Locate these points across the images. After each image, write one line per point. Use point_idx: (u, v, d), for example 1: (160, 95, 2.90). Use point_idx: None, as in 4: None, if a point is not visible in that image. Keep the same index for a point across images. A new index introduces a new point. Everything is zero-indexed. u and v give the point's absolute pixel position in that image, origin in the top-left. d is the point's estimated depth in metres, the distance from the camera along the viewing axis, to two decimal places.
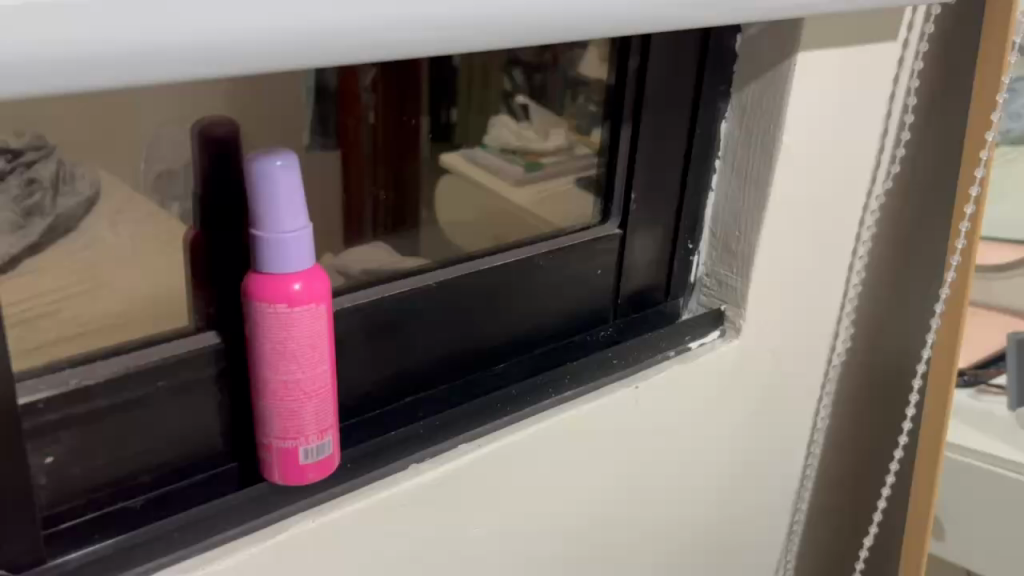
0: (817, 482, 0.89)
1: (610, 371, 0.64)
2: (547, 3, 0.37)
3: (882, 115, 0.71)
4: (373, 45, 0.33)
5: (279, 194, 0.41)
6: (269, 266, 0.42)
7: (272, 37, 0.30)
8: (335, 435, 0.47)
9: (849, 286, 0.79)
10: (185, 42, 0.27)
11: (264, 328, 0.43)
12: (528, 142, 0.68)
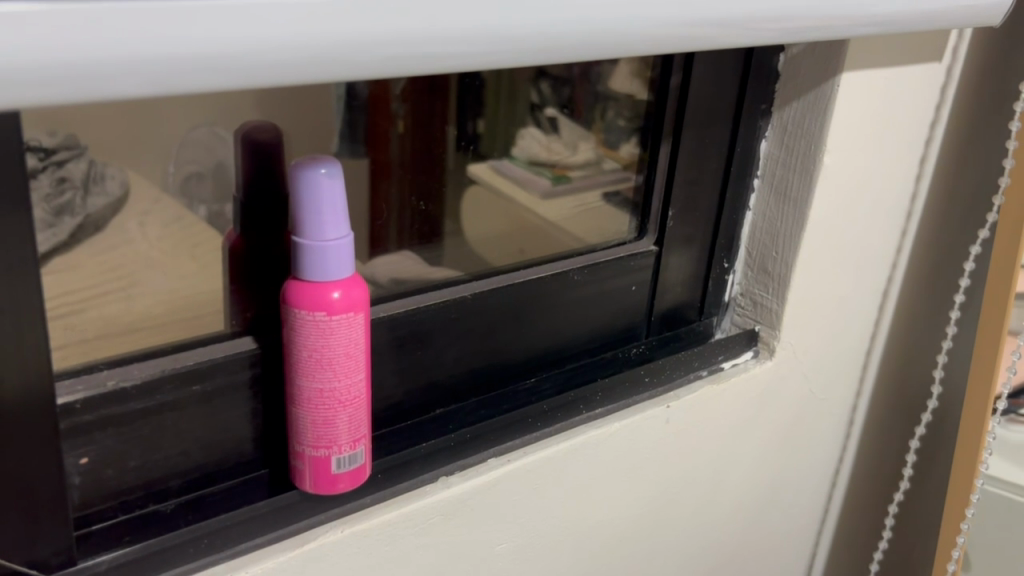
0: (845, 506, 0.87)
1: (642, 389, 0.63)
2: (592, 18, 0.36)
3: (924, 138, 0.70)
4: (413, 66, 0.32)
5: (324, 203, 0.41)
6: (310, 273, 0.42)
7: (310, 52, 0.29)
8: (367, 445, 0.47)
9: (884, 309, 0.77)
10: (228, 50, 0.27)
11: (302, 335, 0.43)
12: (557, 154, 0.71)
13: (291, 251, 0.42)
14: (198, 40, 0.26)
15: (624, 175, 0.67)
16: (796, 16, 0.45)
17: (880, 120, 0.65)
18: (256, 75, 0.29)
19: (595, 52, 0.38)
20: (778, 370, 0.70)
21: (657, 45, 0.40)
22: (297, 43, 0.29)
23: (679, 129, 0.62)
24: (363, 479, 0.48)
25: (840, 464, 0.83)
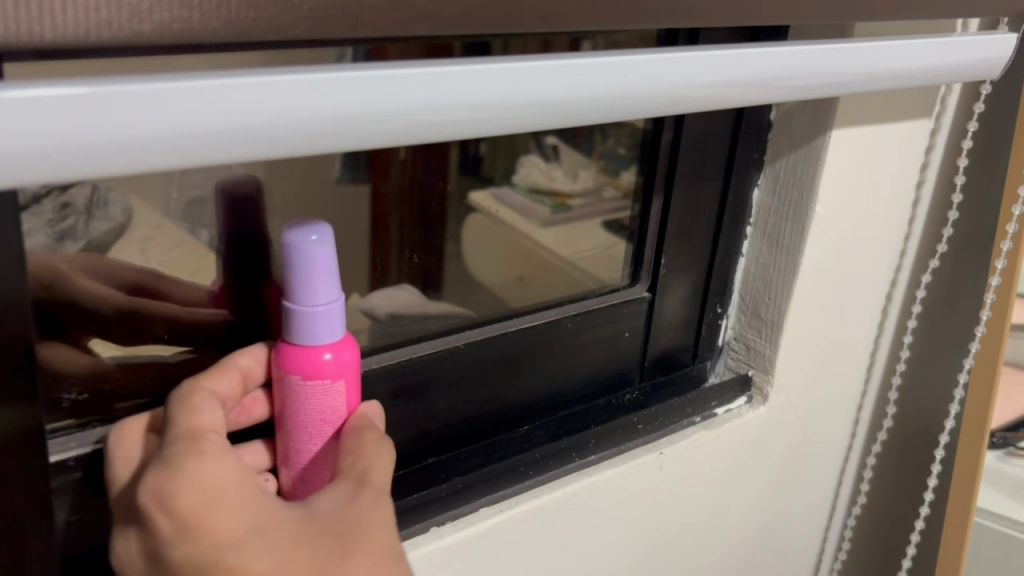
0: (841, 549, 0.87)
1: (635, 436, 0.63)
2: (558, 88, 0.38)
3: (914, 184, 0.70)
4: (366, 139, 0.34)
5: (311, 273, 0.40)
6: (297, 338, 0.42)
7: (274, 128, 0.31)
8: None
9: (878, 350, 0.77)
10: (189, 130, 0.29)
11: (286, 395, 0.44)
12: (555, 182, 0.74)
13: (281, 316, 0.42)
14: (161, 120, 0.28)
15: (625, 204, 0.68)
16: (772, 80, 0.46)
17: (868, 170, 0.65)
18: (224, 151, 0.30)
19: (560, 118, 0.40)
20: (771, 414, 0.70)
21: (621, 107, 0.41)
22: (260, 118, 0.31)
23: (671, 183, 0.63)
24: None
25: (835, 506, 0.83)
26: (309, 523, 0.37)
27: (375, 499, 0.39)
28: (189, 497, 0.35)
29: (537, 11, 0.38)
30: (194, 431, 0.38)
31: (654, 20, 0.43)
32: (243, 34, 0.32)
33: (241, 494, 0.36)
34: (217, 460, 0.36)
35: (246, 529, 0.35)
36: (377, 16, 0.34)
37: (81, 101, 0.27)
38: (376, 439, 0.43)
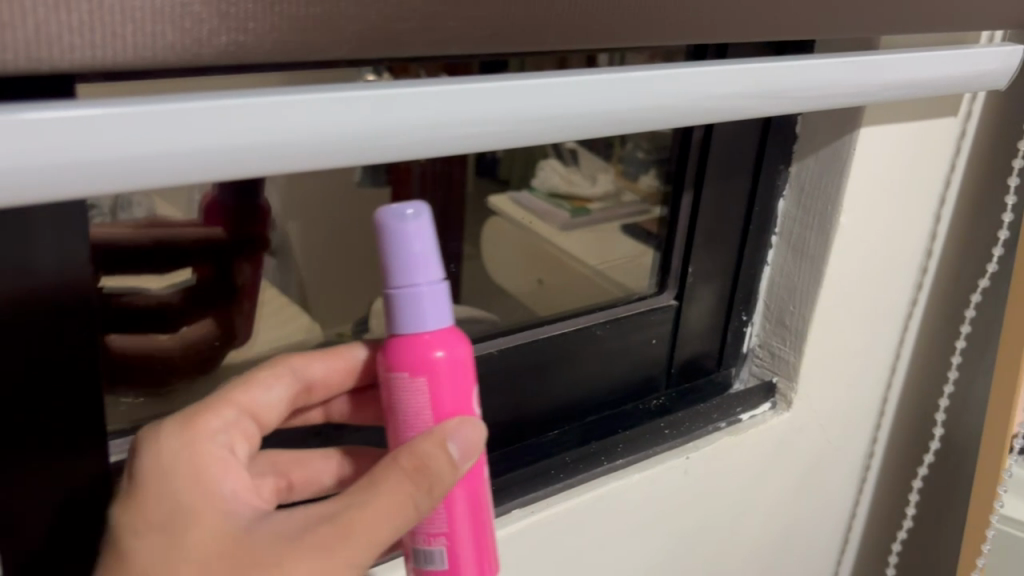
0: (862, 553, 0.88)
1: (661, 440, 0.64)
2: (585, 105, 0.40)
3: (939, 190, 0.70)
4: (404, 153, 0.37)
5: (411, 244, 0.38)
6: (402, 329, 0.39)
7: (320, 141, 0.33)
8: (457, 551, 0.41)
9: (901, 356, 0.78)
10: (241, 144, 0.31)
11: (390, 397, 0.40)
12: (573, 188, 0.84)
13: (384, 308, 0.39)
14: (217, 136, 0.31)
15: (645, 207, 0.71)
16: (782, 85, 0.49)
17: (891, 179, 0.66)
18: (272, 164, 0.33)
19: (590, 129, 0.42)
20: (795, 420, 0.71)
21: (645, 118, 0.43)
22: (306, 132, 0.33)
23: (700, 183, 0.63)
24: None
25: (855, 511, 0.84)
26: (234, 539, 0.36)
27: (317, 546, 0.36)
28: (149, 462, 0.38)
29: (564, 28, 0.39)
30: (227, 399, 0.42)
31: (681, 35, 0.44)
32: (289, 57, 0.33)
33: (179, 486, 0.38)
34: (188, 446, 0.39)
35: (157, 520, 0.37)
36: (417, 37, 0.35)
37: (144, 118, 0.29)
38: (412, 471, 0.38)
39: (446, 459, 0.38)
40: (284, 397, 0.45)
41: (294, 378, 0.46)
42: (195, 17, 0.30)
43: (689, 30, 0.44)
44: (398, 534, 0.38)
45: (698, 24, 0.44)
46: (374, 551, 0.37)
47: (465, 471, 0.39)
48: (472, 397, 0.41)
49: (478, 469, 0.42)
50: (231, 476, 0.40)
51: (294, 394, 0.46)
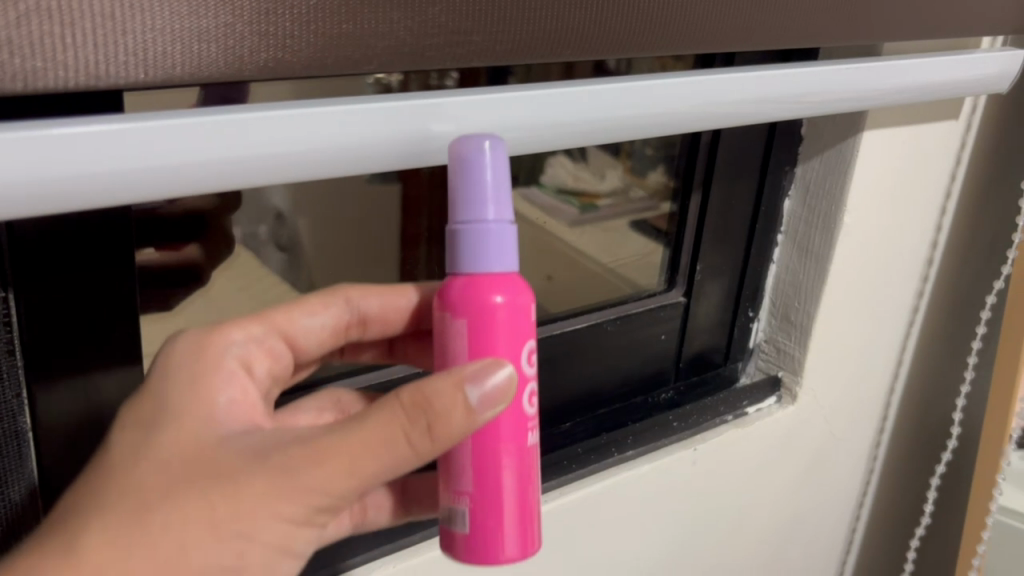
0: (867, 546, 0.89)
1: (669, 433, 0.67)
2: (589, 117, 0.43)
3: (942, 191, 0.73)
4: (421, 163, 0.40)
5: (482, 173, 0.36)
6: (465, 267, 0.36)
7: (342, 149, 0.36)
8: (483, 516, 0.37)
9: (905, 352, 0.80)
10: (270, 153, 0.34)
11: (442, 341, 0.37)
12: (583, 185, 0.77)
13: (447, 243, 0.37)
14: (247, 146, 0.34)
15: (650, 203, 0.73)
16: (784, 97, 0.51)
17: (894, 181, 0.68)
18: (297, 171, 0.36)
19: (597, 135, 0.45)
20: (800, 414, 0.73)
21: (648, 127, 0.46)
22: (329, 143, 0.36)
23: (708, 184, 0.66)
24: (486, 561, 0.38)
25: (861, 504, 0.86)
26: (200, 440, 0.34)
27: (282, 470, 0.33)
28: (161, 359, 0.38)
29: (578, 40, 0.41)
30: (262, 317, 0.43)
31: (691, 45, 0.46)
32: (319, 71, 0.35)
33: (173, 386, 0.37)
34: (199, 354, 0.39)
35: (143, 414, 0.36)
36: (440, 53, 0.37)
37: (184, 129, 0.32)
38: (411, 406, 0.34)
39: (458, 401, 0.34)
40: (328, 326, 0.46)
41: (343, 308, 0.46)
42: (237, 33, 0.32)
43: (696, 43, 0.46)
44: (388, 472, 0.34)
45: (703, 35, 0.46)
46: (351, 486, 0.33)
47: (484, 420, 0.35)
48: (529, 353, 0.38)
49: (525, 433, 0.38)
50: (234, 389, 0.39)
51: (342, 327, 0.46)
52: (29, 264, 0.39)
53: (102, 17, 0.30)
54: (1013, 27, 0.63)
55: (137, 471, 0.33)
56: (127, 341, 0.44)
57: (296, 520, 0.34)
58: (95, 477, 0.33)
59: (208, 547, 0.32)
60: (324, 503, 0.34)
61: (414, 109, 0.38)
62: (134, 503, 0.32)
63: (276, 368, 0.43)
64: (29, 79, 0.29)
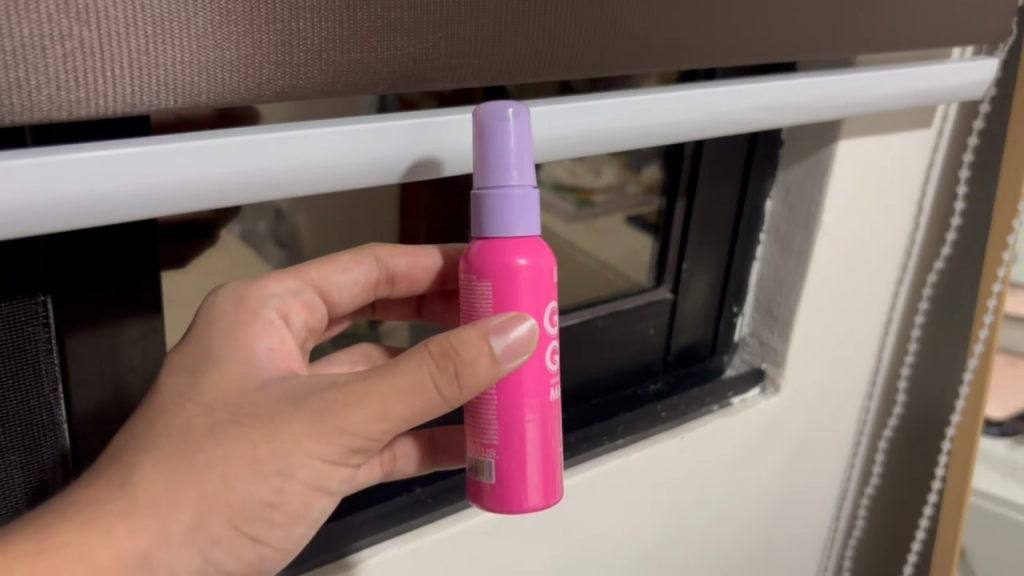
0: (850, 530, 0.92)
1: (659, 422, 0.70)
2: (568, 129, 0.47)
3: (917, 193, 0.76)
4: (416, 175, 0.44)
5: (506, 142, 0.38)
6: (490, 231, 0.39)
7: (345, 164, 0.41)
8: (509, 466, 0.41)
9: (884, 344, 0.84)
10: (278, 168, 0.39)
11: (469, 300, 0.40)
12: (579, 182, 0.75)
13: (473, 208, 0.40)
14: (258, 164, 0.38)
15: (646, 199, 0.75)
16: (750, 104, 0.56)
17: (870, 183, 0.72)
18: (305, 183, 0.40)
19: (577, 147, 0.49)
20: (782, 404, 0.77)
21: (626, 138, 0.51)
22: (332, 159, 0.40)
23: (693, 187, 0.70)
24: (512, 509, 0.42)
25: (844, 492, 0.89)
26: (241, 389, 0.39)
27: (319, 411, 0.37)
28: (207, 309, 0.43)
29: (570, 60, 0.45)
30: (298, 271, 0.47)
31: (674, 63, 0.50)
32: (331, 93, 0.38)
33: (219, 337, 0.42)
34: (242, 306, 0.44)
35: (193, 362, 0.41)
36: (439, 74, 0.41)
37: (198, 151, 0.36)
38: (438, 354, 0.37)
39: (483, 350, 0.37)
40: (359, 282, 0.50)
41: (373, 266, 0.50)
42: (256, 62, 0.36)
43: (676, 57, 0.50)
44: (417, 414, 0.38)
45: (688, 56, 0.50)
46: (384, 426, 0.38)
47: (507, 369, 0.38)
48: (552, 311, 0.40)
49: (547, 386, 0.42)
50: (274, 339, 0.44)
51: (373, 283, 0.50)
52: (67, 275, 0.42)
53: (136, 51, 0.33)
54: (982, 39, 0.67)
55: (172, 437, 0.38)
56: (155, 345, 0.47)
57: (331, 459, 0.38)
58: (151, 417, 0.39)
59: (247, 478, 0.37)
60: (359, 444, 0.38)
61: (409, 128, 0.42)
62: (184, 441, 0.37)
63: (312, 320, 0.48)
64: (73, 106, 0.32)
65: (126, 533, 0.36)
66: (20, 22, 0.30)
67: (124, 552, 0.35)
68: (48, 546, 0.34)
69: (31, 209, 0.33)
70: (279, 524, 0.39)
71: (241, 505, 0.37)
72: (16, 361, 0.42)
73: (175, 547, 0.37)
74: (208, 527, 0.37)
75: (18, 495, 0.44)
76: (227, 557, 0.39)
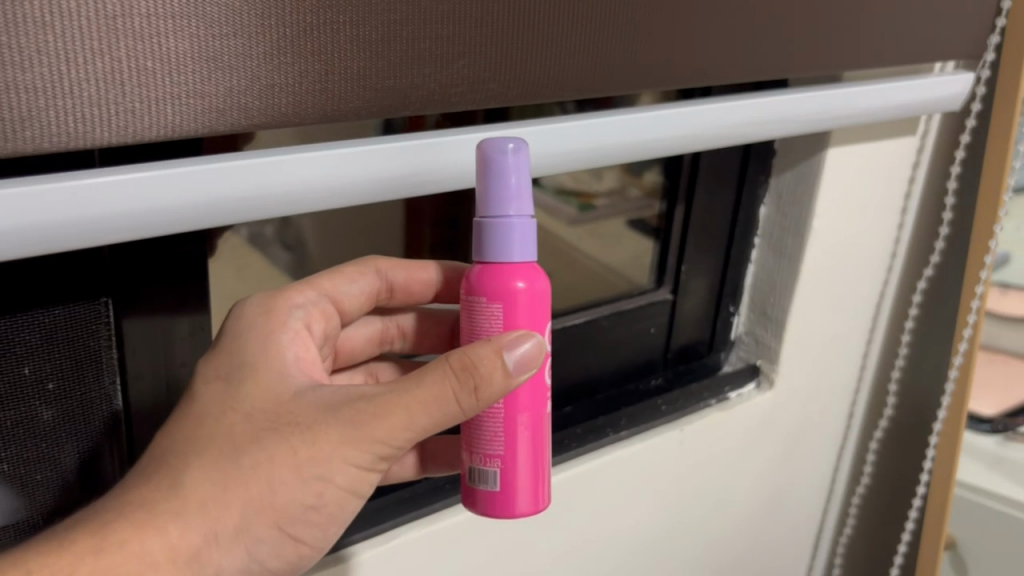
0: (840, 519, 0.97)
1: (660, 415, 0.75)
2: (577, 143, 0.52)
3: (902, 198, 0.81)
4: (434, 188, 0.49)
5: (506, 176, 0.43)
6: (490, 255, 0.43)
7: (372, 179, 0.46)
8: (511, 472, 0.45)
9: (873, 341, 0.88)
10: (314, 182, 0.44)
11: (470, 319, 0.44)
12: (583, 185, 0.75)
13: (474, 233, 0.44)
14: (296, 179, 0.43)
15: (649, 202, 0.78)
16: (744, 118, 0.60)
17: (857, 189, 0.76)
18: (337, 196, 0.45)
19: (583, 161, 0.54)
20: (776, 398, 0.81)
21: (630, 151, 0.55)
22: (361, 174, 0.45)
23: (691, 195, 0.74)
24: (512, 512, 0.46)
25: (833, 483, 0.93)
26: (273, 402, 0.43)
27: (351, 422, 0.41)
28: (231, 325, 0.47)
29: (578, 83, 0.49)
30: (312, 283, 0.51)
31: (674, 81, 0.54)
32: (368, 116, 0.43)
33: (252, 346, 0.46)
34: (269, 319, 0.48)
35: (226, 372, 0.45)
36: (462, 98, 0.45)
37: (244, 167, 0.41)
38: (457, 369, 0.41)
39: (498, 364, 0.41)
40: (364, 291, 0.54)
41: (375, 276, 0.55)
42: (304, 89, 0.40)
43: (675, 76, 0.54)
44: (437, 423, 0.42)
45: (684, 76, 0.55)
46: (408, 434, 0.41)
47: (518, 382, 0.42)
48: (545, 331, 0.44)
49: (541, 399, 0.46)
50: (301, 346, 0.47)
51: (375, 292, 0.55)
52: (125, 276, 0.48)
53: (202, 80, 0.37)
54: (963, 55, 0.72)
55: (222, 424, 0.42)
56: (200, 338, 0.52)
57: (362, 465, 0.42)
58: (196, 420, 0.42)
59: (291, 483, 0.41)
60: (386, 452, 0.42)
61: (427, 146, 0.47)
62: (229, 445, 0.41)
63: (330, 327, 0.52)
64: (145, 131, 0.37)
65: (174, 530, 0.39)
66: (105, 58, 0.35)
67: (176, 551, 0.39)
68: (111, 543, 0.37)
69: (106, 220, 0.38)
70: (317, 524, 0.43)
71: (285, 508, 0.41)
72: (81, 355, 0.48)
73: (222, 546, 0.40)
74: (255, 527, 0.41)
75: (72, 474, 0.50)
76: (270, 555, 0.43)
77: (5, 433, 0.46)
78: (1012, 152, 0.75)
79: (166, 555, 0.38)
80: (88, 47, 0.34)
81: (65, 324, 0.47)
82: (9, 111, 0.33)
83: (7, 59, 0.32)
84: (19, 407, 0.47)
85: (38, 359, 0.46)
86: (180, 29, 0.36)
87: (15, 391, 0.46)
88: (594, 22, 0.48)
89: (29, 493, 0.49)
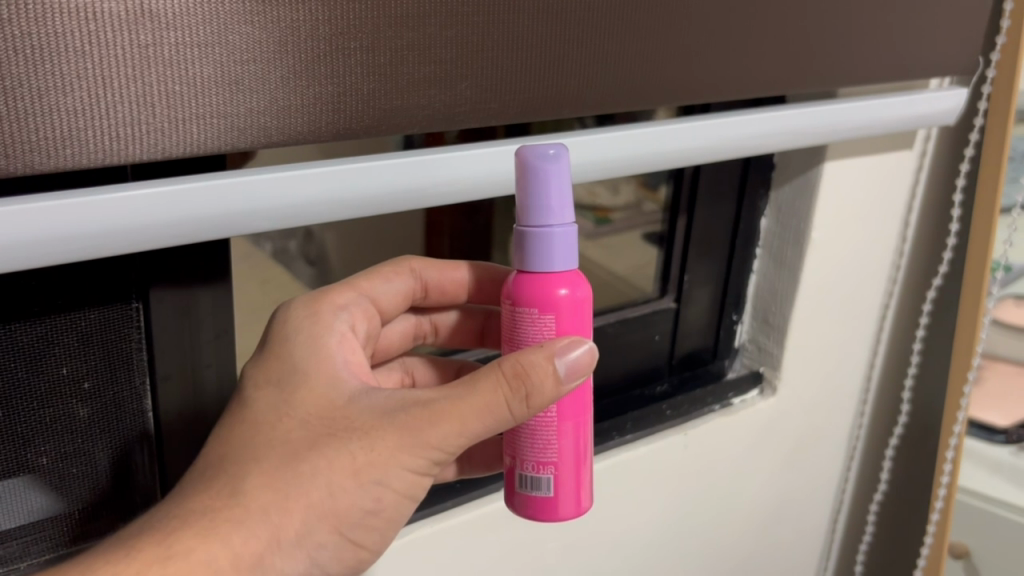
0: (850, 522, 0.98)
1: (663, 420, 0.77)
2: (588, 158, 0.56)
3: (902, 209, 0.84)
4: (456, 197, 0.52)
5: (548, 185, 0.45)
6: (532, 266, 0.46)
7: (399, 189, 0.49)
8: (561, 478, 0.48)
9: (877, 348, 0.90)
10: (346, 191, 0.47)
11: (516, 326, 0.47)
12: (598, 199, 0.80)
13: (516, 242, 0.46)
14: (334, 190, 0.47)
15: (660, 215, 0.81)
16: (748, 133, 0.63)
17: (856, 203, 0.79)
18: (366, 207, 0.48)
19: (596, 172, 0.57)
20: (778, 405, 0.84)
21: (641, 163, 0.58)
22: (389, 183, 0.48)
23: (692, 206, 0.77)
24: (555, 513, 0.49)
25: (842, 487, 0.95)
26: (331, 404, 0.46)
27: (409, 429, 0.44)
28: (278, 327, 0.51)
29: (577, 102, 0.52)
30: (352, 285, 0.55)
31: (675, 97, 0.57)
32: (388, 129, 0.46)
33: (302, 353, 0.49)
34: (316, 323, 0.51)
35: (274, 377, 0.48)
36: (468, 112, 0.48)
37: (280, 180, 0.45)
38: (510, 376, 0.44)
39: (549, 372, 0.44)
40: (403, 291, 0.58)
41: (412, 277, 0.58)
42: (319, 109, 0.43)
43: (676, 90, 0.57)
44: (490, 426, 0.45)
45: (691, 96, 0.58)
46: (463, 440, 0.45)
47: (568, 389, 0.45)
48: (589, 335, 0.47)
49: (585, 406, 0.49)
50: (347, 351, 0.50)
51: (412, 292, 0.58)
52: (150, 284, 0.51)
53: (223, 102, 0.40)
54: (955, 70, 0.74)
55: (257, 429, 0.45)
56: (225, 347, 0.55)
57: (419, 470, 0.45)
58: (241, 428, 0.45)
59: (351, 489, 0.44)
60: (439, 456, 0.45)
61: (450, 159, 0.50)
62: (287, 454, 0.44)
63: (372, 328, 0.55)
64: (174, 148, 0.40)
65: (237, 539, 0.41)
66: (137, 84, 0.38)
67: (239, 559, 0.41)
68: (176, 552, 0.40)
69: (149, 231, 0.41)
70: (375, 528, 0.47)
71: (345, 514, 0.44)
72: (114, 357, 0.52)
73: (284, 551, 0.43)
74: (317, 534, 0.44)
75: (102, 469, 0.54)
76: (331, 558, 0.46)
77: (44, 429, 0.50)
78: (1005, 163, 0.78)
79: (231, 563, 0.41)
80: (122, 74, 0.38)
81: (99, 326, 0.51)
82: (52, 132, 0.37)
83: (50, 84, 0.36)
84: (56, 404, 0.50)
85: (74, 360, 0.50)
86: (205, 56, 0.39)
87: (53, 390, 0.50)
88: (597, 43, 0.51)
89: (66, 486, 0.52)
